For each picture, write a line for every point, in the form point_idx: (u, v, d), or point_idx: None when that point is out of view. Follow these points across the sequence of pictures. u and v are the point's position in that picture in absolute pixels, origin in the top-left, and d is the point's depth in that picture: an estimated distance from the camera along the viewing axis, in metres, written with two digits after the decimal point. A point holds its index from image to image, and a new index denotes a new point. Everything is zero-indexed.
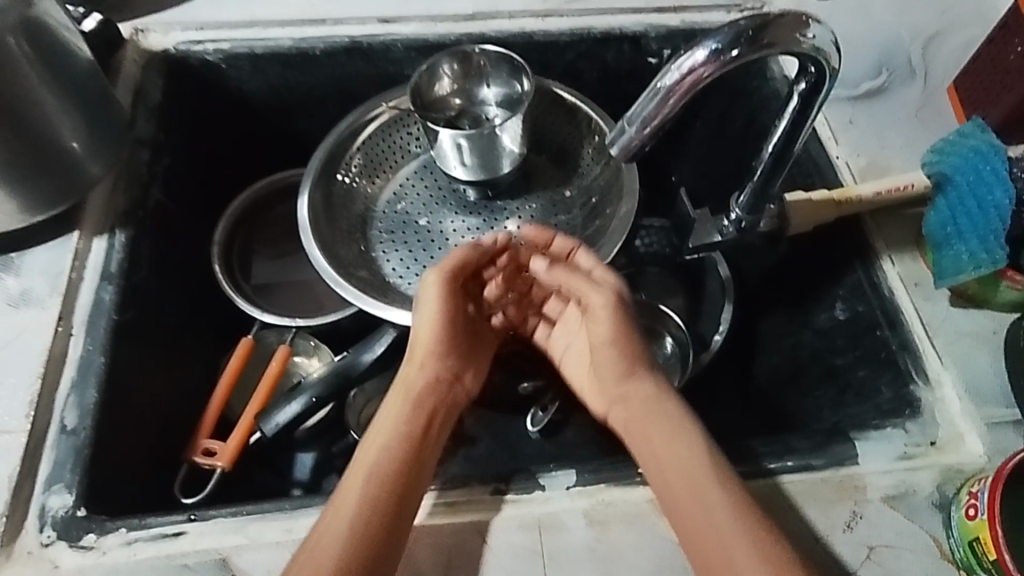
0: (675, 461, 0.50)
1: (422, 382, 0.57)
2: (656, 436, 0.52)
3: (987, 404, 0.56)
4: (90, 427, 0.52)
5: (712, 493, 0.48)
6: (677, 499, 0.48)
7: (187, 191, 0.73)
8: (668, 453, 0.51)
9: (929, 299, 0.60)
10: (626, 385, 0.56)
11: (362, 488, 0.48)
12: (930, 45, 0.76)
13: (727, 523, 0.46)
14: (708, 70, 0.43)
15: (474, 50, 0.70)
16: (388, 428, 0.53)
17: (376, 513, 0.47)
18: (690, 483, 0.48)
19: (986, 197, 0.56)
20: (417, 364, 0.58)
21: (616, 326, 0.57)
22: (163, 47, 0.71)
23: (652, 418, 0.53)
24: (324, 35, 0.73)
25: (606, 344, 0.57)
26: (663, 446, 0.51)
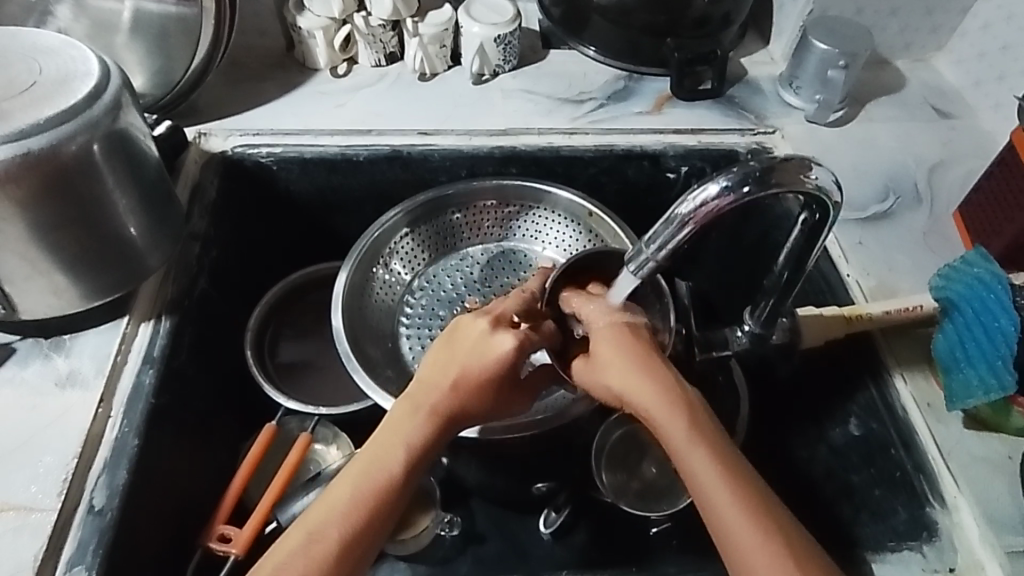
0: (682, 440, 0.48)
1: (490, 392, 0.56)
2: (663, 410, 0.49)
3: (1006, 532, 0.55)
4: (116, 508, 0.54)
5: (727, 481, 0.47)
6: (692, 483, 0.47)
7: (229, 280, 0.77)
8: (674, 424, 0.49)
9: (941, 420, 0.61)
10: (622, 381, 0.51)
11: (383, 471, 0.51)
12: (934, 172, 0.81)
13: (741, 514, 0.45)
14: (720, 204, 0.46)
15: (508, 183, 0.79)
16: (427, 414, 0.54)
17: (388, 496, 0.50)
18: (705, 470, 0.47)
19: (991, 324, 0.57)
20: (494, 378, 0.56)
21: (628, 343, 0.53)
22: (221, 150, 0.78)
23: (654, 405, 0.50)
24: (369, 144, 0.80)
25: (620, 353, 0.52)
26: (670, 419, 0.49)
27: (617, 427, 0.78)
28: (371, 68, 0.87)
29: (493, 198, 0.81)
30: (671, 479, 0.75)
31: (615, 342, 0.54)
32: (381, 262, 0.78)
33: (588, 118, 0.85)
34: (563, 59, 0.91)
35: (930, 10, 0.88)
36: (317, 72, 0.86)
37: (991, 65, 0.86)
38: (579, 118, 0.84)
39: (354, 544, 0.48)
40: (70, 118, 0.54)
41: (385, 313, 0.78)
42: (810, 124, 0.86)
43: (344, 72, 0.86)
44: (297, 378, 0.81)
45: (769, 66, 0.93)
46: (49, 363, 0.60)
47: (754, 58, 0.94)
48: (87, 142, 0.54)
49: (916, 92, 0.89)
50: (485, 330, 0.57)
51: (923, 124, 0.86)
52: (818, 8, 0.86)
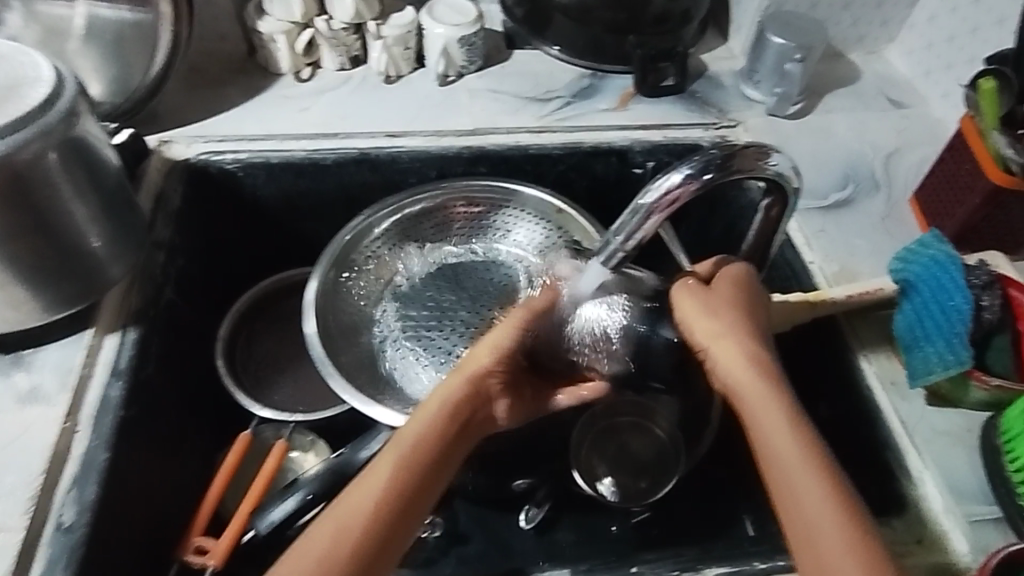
0: (763, 414, 0.49)
1: (467, 400, 0.55)
2: (747, 388, 0.51)
3: (970, 502, 0.57)
4: (87, 524, 0.53)
5: (805, 461, 0.47)
6: (769, 454, 0.48)
7: (197, 289, 0.76)
8: (758, 402, 0.50)
9: (904, 397, 0.63)
10: (714, 346, 0.53)
11: (387, 481, 0.50)
12: (889, 160, 0.84)
13: (814, 480, 0.47)
14: (684, 191, 0.47)
15: (475, 184, 0.80)
16: (418, 428, 0.53)
17: (384, 517, 0.49)
18: (783, 446, 0.48)
19: (947, 302, 0.60)
20: (461, 386, 0.55)
21: (720, 306, 0.55)
22: (185, 157, 0.77)
23: (741, 371, 0.51)
24: (336, 147, 0.80)
25: (714, 316, 0.54)
26: (754, 396, 0.50)
27: (598, 421, 0.77)
28: (335, 72, 0.87)
29: (463, 198, 0.81)
30: (656, 468, 0.76)
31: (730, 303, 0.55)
32: (351, 267, 0.78)
33: (554, 116, 0.86)
34: (527, 59, 0.92)
35: (879, 3, 0.90)
36: (280, 77, 0.86)
37: (938, 55, 0.89)
38: (545, 116, 0.85)
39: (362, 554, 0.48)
40: (24, 126, 0.52)
41: (357, 317, 0.77)
42: (770, 116, 0.88)
43: (308, 76, 0.86)
44: (269, 386, 0.80)
45: (729, 62, 0.95)
46: (11, 379, 0.58)
47: (714, 54, 0.95)
48: (41, 151, 0.53)
49: (869, 83, 0.92)
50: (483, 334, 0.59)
51: (878, 114, 0.89)
52: (773, 4, 0.88)
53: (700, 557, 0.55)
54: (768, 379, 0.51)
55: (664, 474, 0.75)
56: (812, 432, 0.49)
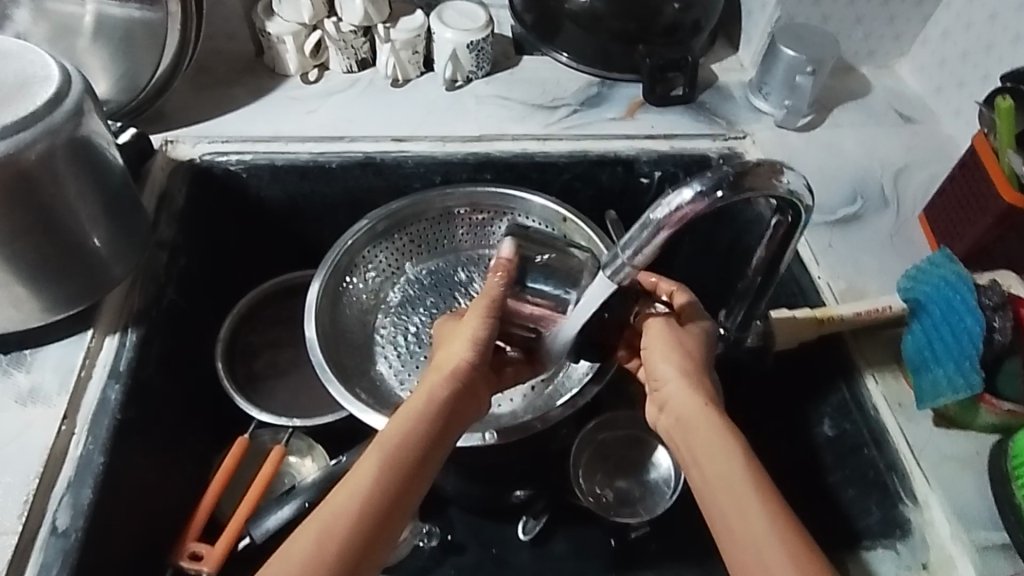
0: (713, 445, 0.51)
1: (457, 395, 0.54)
2: (698, 418, 0.53)
3: (975, 528, 0.56)
4: (81, 529, 0.52)
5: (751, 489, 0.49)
6: (715, 484, 0.50)
7: (198, 290, 0.75)
8: (706, 432, 0.52)
9: (911, 419, 0.62)
10: (672, 376, 0.56)
11: (371, 483, 0.49)
12: (898, 176, 0.83)
13: (756, 503, 0.48)
14: (694, 208, 0.46)
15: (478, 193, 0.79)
16: (402, 427, 0.52)
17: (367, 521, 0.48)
18: (730, 475, 0.49)
19: (957, 324, 0.59)
20: (440, 381, 0.54)
21: (675, 344, 0.57)
22: (189, 157, 0.76)
23: (692, 404, 0.54)
24: (341, 151, 0.79)
25: (672, 349, 0.57)
26: (703, 426, 0.52)
27: (596, 432, 0.79)
28: (343, 74, 0.86)
29: (466, 206, 0.80)
30: (652, 483, 0.75)
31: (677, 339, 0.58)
32: (353, 272, 0.77)
33: (562, 124, 0.85)
34: (535, 65, 0.92)
35: (892, 18, 0.90)
36: (287, 78, 0.85)
37: (951, 72, 0.88)
38: (553, 124, 0.85)
39: (350, 559, 0.47)
40: (29, 125, 0.52)
41: (359, 322, 0.76)
42: (779, 129, 0.87)
43: (315, 78, 0.85)
44: (268, 391, 0.79)
45: (738, 73, 0.94)
46: (9, 379, 0.58)
47: (724, 65, 0.95)
48: (46, 150, 0.52)
49: (879, 98, 0.92)
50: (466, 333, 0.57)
51: (887, 130, 0.88)
52: (785, 16, 0.88)
53: None
54: (718, 413, 0.53)
55: (659, 489, 0.75)
56: (759, 464, 0.50)
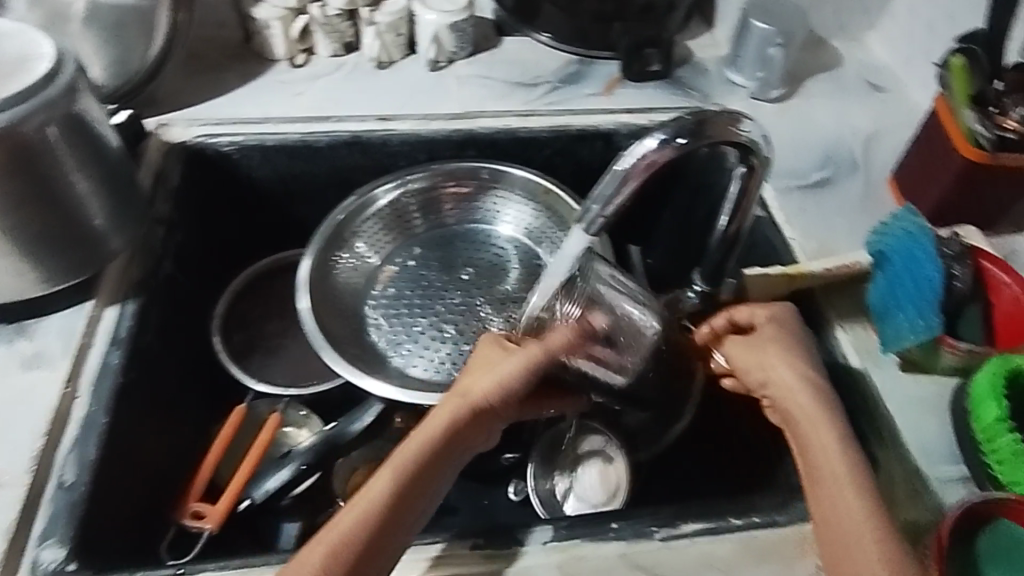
0: (819, 435, 0.52)
1: (469, 421, 0.55)
2: (804, 416, 0.53)
3: (938, 463, 0.59)
4: (87, 482, 0.55)
5: (850, 480, 0.49)
6: (815, 470, 0.51)
7: (195, 266, 0.78)
8: (812, 427, 0.53)
9: (878, 366, 0.65)
10: (772, 373, 0.56)
11: (384, 490, 0.50)
12: (869, 143, 0.86)
13: (855, 502, 0.48)
14: (658, 156, 0.49)
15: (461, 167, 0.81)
16: (417, 441, 0.53)
17: (379, 521, 0.49)
18: (832, 466, 0.50)
19: (918, 271, 0.61)
20: (462, 403, 0.55)
21: (789, 342, 0.58)
22: (182, 139, 0.79)
23: (799, 401, 0.54)
24: (329, 130, 0.82)
25: (749, 349, 0.59)
26: (807, 419, 0.53)
27: None
28: (329, 58, 0.89)
29: (451, 179, 0.83)
30: None
31: (774, 334, 0.59)
32: (343, 246, 0.79)
33: (542, 101, 0.88)
34: (516, 46, 0.94)
35: None
36: (275, 63, 0.88)
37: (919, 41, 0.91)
38: (533, 101, 0.88)
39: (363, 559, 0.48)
40: (27, 99, 0.54)
41: (350, 295, 0.79)
42: (753, 101, 0.90)
43: (302, 63, 0.88)
44: (265, 364, 0.82)
45: (714, 50, 0.97)
46: (14, 347, 0.60)
47: (699, 42, 0.98)
48: (43, 124, 0.55)
49: (850, 69, 0.94)
50: (495, 362, 0.58)
51: (858, 99, 0.91)
52: None
53: (680, 513, 0.57)
54: (833, 414, 0.53)
55: None
56: (859, 463, 0.50)
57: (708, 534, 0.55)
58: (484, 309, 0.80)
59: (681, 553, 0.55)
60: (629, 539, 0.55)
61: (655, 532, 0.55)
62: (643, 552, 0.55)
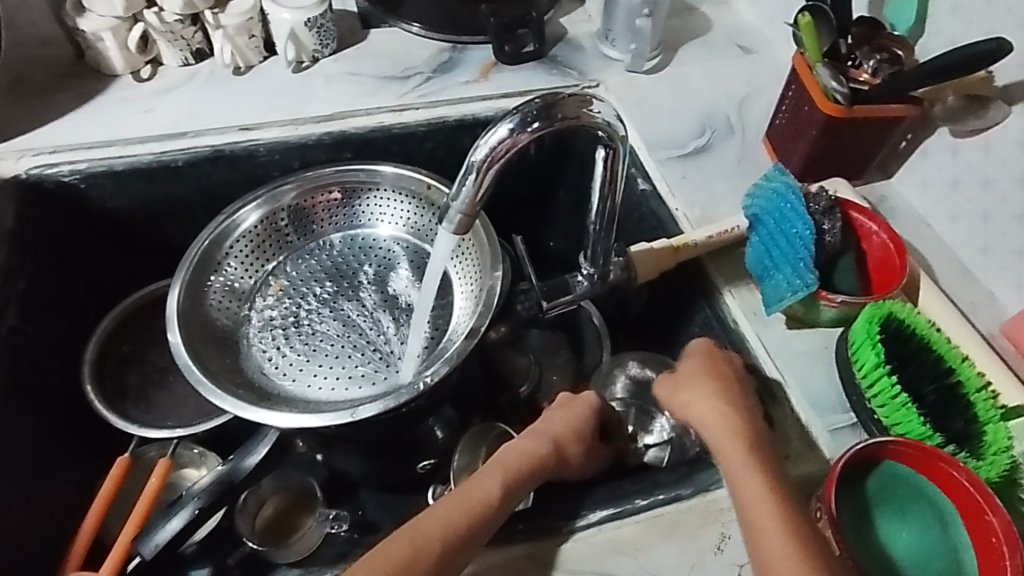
0: (742, 464, 0.53)
1: (534, 469, 0.57)
2: (726, 448, 0.55)
3: (829, 414, 0.61)
4: None
5: (770, 507, 0.50)
6: (743, 501, 0.52)
7: (48, 311, 0.71)
8: (736, 461, 0.54)
9: (766, 325, 0.66)
10: (705, 412, 0.59)
11: (480, 508, 0.52)
12: (743, 104, 0.87)
13: (778, 525, 0.49)
14: (510, 145, 0.48)
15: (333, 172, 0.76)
16: (501, 472, 0.55)
17: (483, 516, 0.52)
18: (758, 495, 0.51)
19: (790, 230, 0.62)
20: (549, 447, 0.59)
21: (713, 377, 0.60)
22: (15, 173, 0.71)
23: (727, 433, 0.56)
24: (185, 147, 0.76)
25: (700, 382, 0.60)
26: (730, 450, 0.55)
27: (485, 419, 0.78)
28: (179, 68, 0.82)
29: (324, 184, 0.77)
30: None
31: (704, 377, 0.60)
32: (214, 270, 0.73)
33: (415, 93, 0.84)
34: (384, 37, 0.90)
35: None
36: (117, 78, 0.81)
37: None
38: (407, 94, 0.84)
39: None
40: None
41: (228, 321, 0.74)
42: (628, 74, 0.90)
43: (148, 76, 0.81)
44: (150, 405, 0.76)
45: (587, 24, 0.96)
46: None
47: (572, 17, 0.96)
48: None
49: (720, 32, 0.96)
50: (579, 419, 0.62)
51: (729, 62, 0.92)
52: None
53: (585, 502, 0.56)
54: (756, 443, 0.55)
55: None
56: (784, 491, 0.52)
57: (614, 519, 0.55)
58: (375, 318, 0.77)
59: (589, 543, 0.54)
60: (537, 538, 0.54)
61: (562, 526, 0.54)
62: (552, 548, 0.54)
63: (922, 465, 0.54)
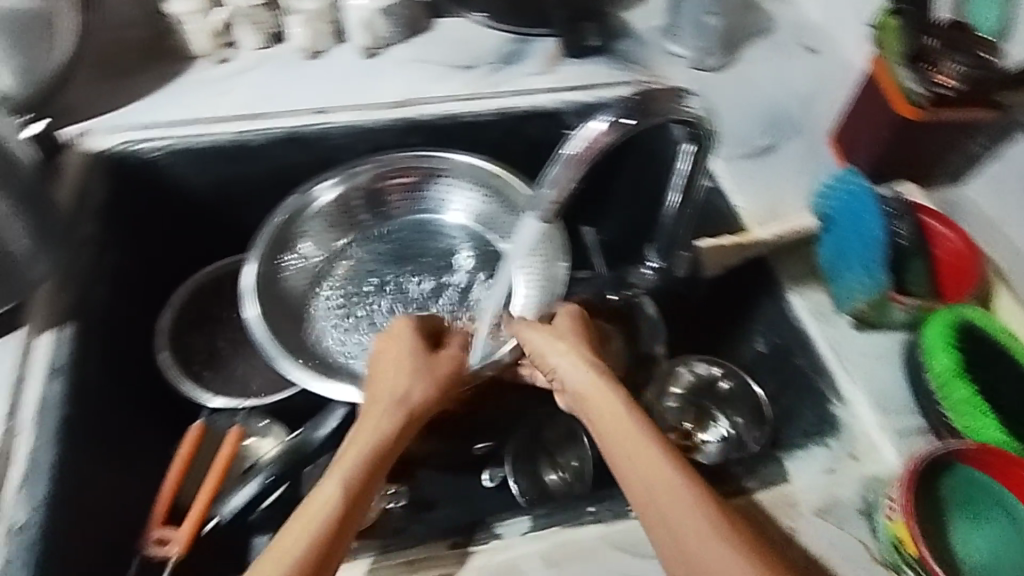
0: (616, 423, 0.53)
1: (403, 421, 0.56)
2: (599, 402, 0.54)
3: (897, 417, 0.62)
4: (41, 522, 0.54)
5: (660, 465, 0.50)
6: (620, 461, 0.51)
7: (130, 281, 0.74)
8: (614, 417, 0.53)
9: (833, 325, 0.67)
10: (562, 363, 0.58)
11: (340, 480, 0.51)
12: (807, 104, 0.87)
13: (675, 485, 0.49)
14: (605, 138, 0.50)
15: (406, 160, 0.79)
16: (371, 433, 0.55)
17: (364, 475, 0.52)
18: (643, 453, 0.51)
19: (866, 232, 0.64)
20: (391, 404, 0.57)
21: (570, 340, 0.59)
22: (103, 148, 0.74)
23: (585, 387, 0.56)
24: (261, 128, 0.78)
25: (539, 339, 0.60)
26: (608, 411, 0.54)
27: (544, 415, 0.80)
28: (254, 51, 0.84)
29: (395, 171, 0.80)
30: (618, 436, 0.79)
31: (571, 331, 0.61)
32: (288, 248, 0.77)
33: (482, 82, 0.86)
34: (451, 26, 0.92)
35: None
36: (196, 59, 0.83)
37: None
38: (474, 83, 0.85)
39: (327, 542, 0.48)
40: None
41: (299, 297, 0.77)
42: (692, 71, 0.90)
43: (226, 57, 0.83)
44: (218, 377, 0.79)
45: (651, 19, 0.96)
46: None
47: (636, 12, 0.97)
48: None
49: (785, 31, 0.95)
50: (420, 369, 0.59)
51: (794, 62, 0.92)
52: None
53: None
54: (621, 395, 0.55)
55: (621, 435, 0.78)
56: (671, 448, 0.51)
57: None
58: (439, 300, 0.79)
59: None
60: (608, 520, 0.55)
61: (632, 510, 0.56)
62: (623, 531, 0.55)
63: (1007, 476, 0.54)
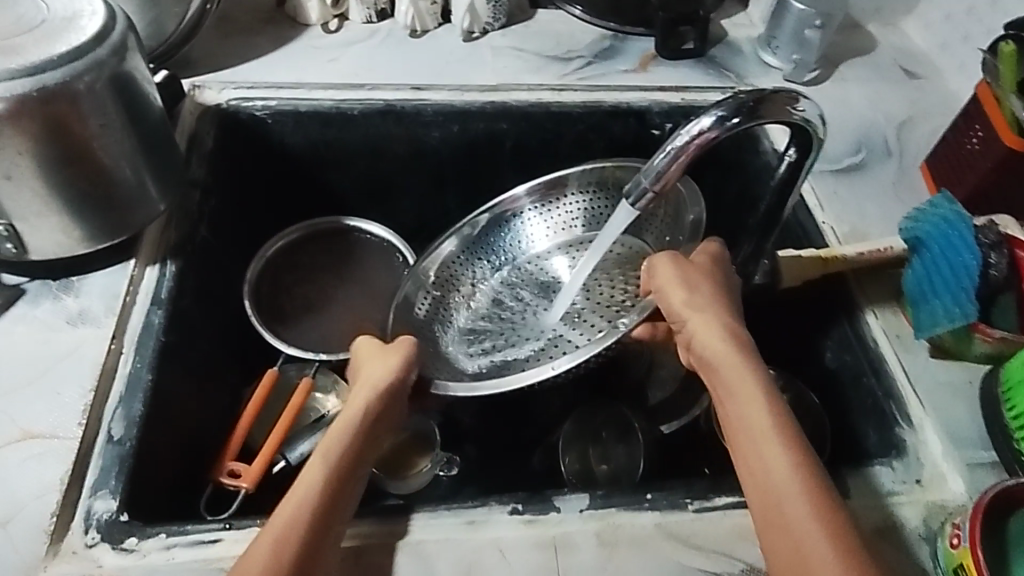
0: (741, 388, 0.53)
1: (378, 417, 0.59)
2: (725, 362, 0.55)
3: (968, 448, 0.60)
4: (134, 437, 0.56)
5: (768, 434, 0.50)
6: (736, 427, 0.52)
7: (228, 228, 0.78)
8: (734, 370, 0.54)
9: (909, 350, 0.66)
10: (689, 317, 0.58)
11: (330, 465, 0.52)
12: (902, 128, 0.86)
13: (781, 457, 0.49)
14: (712, 135, 0.51)
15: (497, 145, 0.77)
16: (353, 424, 0.57)
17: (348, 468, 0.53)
18: (757, 419, 0.51)
19: (956, 259, 0.62)
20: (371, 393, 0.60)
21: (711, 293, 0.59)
22: (216, 102, 0.78)
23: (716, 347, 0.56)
24: (362, 98, 0.81)
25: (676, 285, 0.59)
26: (736, 374, 0.54)
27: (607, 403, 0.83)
28: (362, 25, 0.88)
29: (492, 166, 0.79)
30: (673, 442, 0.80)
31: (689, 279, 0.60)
32: None
33: (576, 75, 0.87)
34: (549, 18, 0.94)
35: None
36: (308, 27, 0.87)
37: (957, 27, 0.90)
38: (568, 76, 0.87)
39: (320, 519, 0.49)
40: (78, 58, 0.54)
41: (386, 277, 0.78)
42: (787, 84, 0.90)
43: (335, 28, 0.87)
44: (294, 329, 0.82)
45: (748, 29, 0.96)
46: (60, 303, 0.62)
47: (734, 21, 0.97)
48: (93, 82, 0.55)
49: (886, 53, 0.94)
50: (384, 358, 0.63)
51: (892, 84, 0.90)
52: None
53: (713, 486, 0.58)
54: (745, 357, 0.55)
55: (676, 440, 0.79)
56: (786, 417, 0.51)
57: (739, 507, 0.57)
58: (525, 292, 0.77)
59: (715, 525, 0.56)
60: (664, 510, 0.56)
61: (689, 503, 0.57)
62: (678, 522, 0.56)
63: None
